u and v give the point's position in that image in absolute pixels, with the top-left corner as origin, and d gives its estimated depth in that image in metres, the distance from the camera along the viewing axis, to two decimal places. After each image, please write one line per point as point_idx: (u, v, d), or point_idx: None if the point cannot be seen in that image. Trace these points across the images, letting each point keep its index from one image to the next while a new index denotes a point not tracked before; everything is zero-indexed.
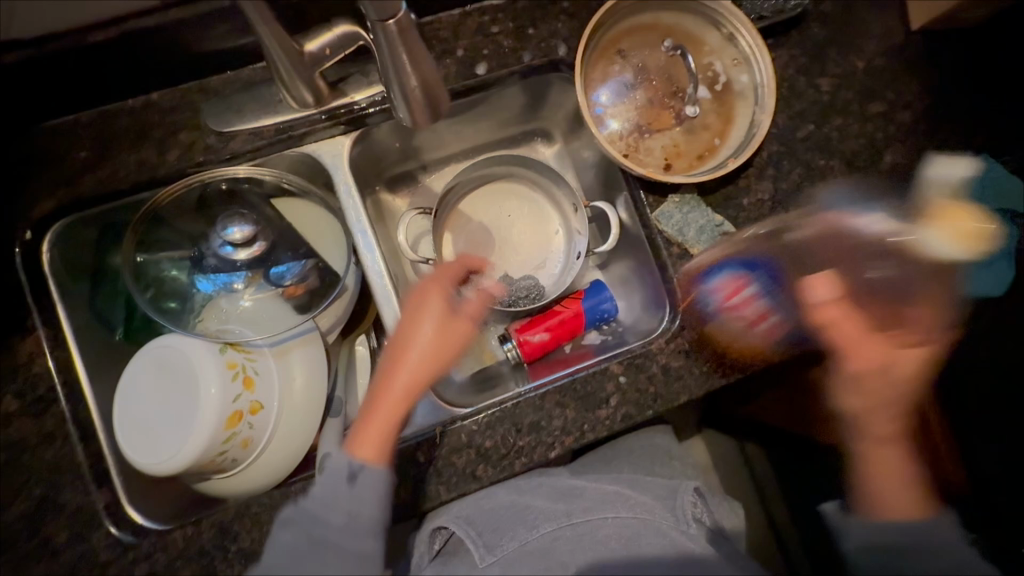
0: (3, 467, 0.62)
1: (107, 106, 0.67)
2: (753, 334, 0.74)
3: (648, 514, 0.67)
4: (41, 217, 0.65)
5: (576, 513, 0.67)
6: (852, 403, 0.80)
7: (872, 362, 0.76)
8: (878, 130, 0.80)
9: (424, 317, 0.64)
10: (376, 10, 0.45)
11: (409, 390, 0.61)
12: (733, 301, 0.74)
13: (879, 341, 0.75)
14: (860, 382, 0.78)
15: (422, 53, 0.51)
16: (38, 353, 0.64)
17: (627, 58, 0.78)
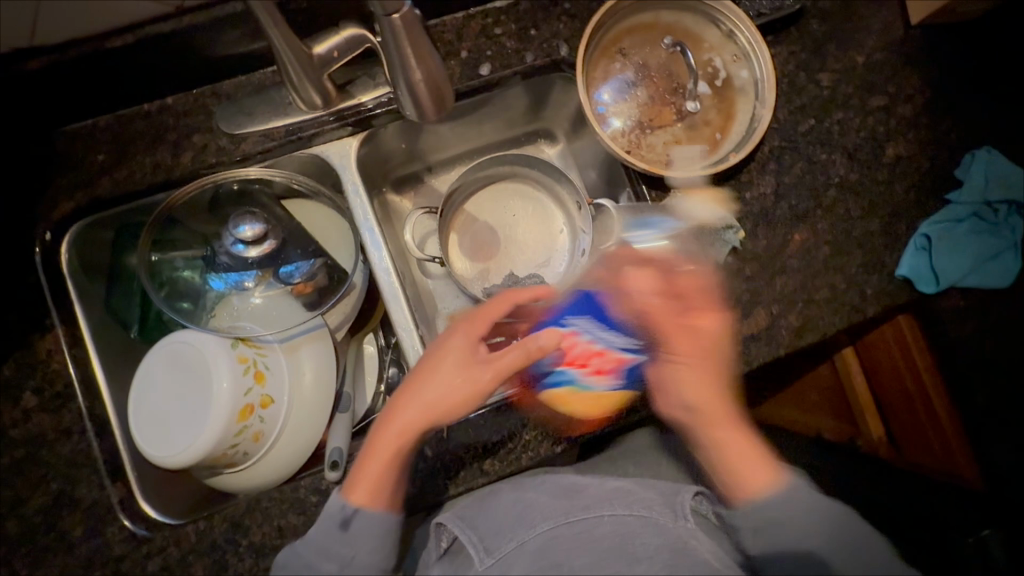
0: (21, 462, 0.63)
1: (124, 111, 0.69)
2: (587, 387, 0.69)
3: (653, 512, 0.56)
4: (60, 218, 0.67)
5: (574, 512, 0.58)
6: (686, 396, 0.65)
7: (695, 354, 0.65)
8: (880, 124, 0.81)
9: (439, 362, 0.61)
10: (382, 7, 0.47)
11: (401, 438, 0.59)
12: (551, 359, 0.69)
13: (684, 326, 0.66)
14: (692, 377, 0.65)
15: (426, 50, 0.53)
16: (56, 350, 0.65)
17: (628, 57, 0.80)
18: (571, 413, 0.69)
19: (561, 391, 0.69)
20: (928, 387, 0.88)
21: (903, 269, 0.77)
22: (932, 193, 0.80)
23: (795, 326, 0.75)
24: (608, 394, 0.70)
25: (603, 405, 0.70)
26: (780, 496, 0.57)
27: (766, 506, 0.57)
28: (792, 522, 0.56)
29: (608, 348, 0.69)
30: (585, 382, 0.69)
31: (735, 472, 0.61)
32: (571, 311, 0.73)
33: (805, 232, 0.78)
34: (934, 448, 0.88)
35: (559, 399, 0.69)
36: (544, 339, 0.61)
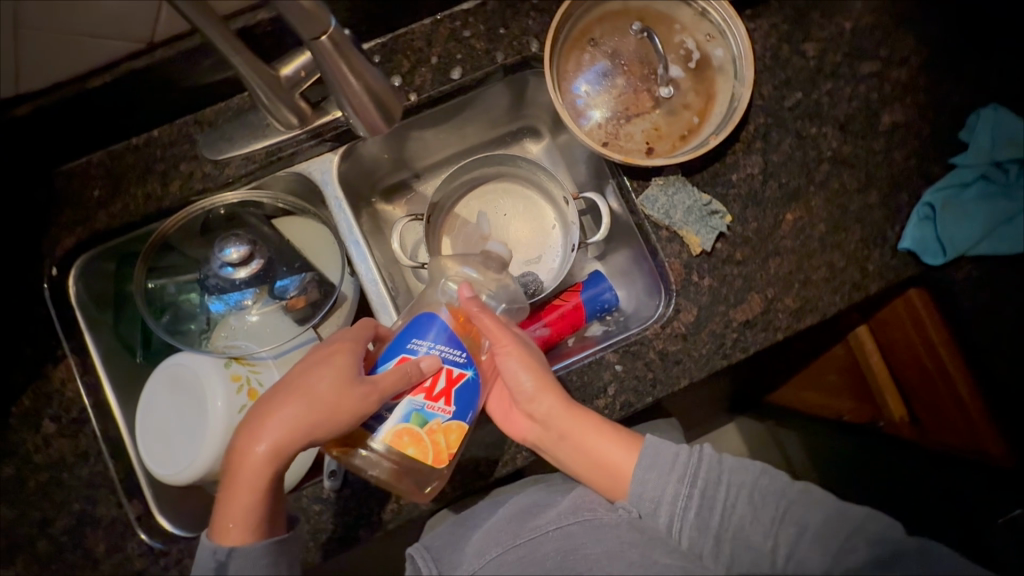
0: (45, 486, 0.67)
1: (115, 147, 0.72)
2: (436, 419, 0.58)
3: (597, 516, 0.60)
4: (65, 254, 0.71)
5: (523, 530, 0.62)
6: (517, 394, 0.64)
7: (519, 353, 0.65)
8: (872, 91, 0.78)
9: (313, 381, 0.58)
10: (306, 32, 0.48)
11: (269, 464, 0.57)
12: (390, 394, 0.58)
13: (497, 330, 0.65)
14: (527, 371, 0.65)
15: (358, 62, 0.53)
16: (69, 378, 0.69)
17: (599, 46, 0.78)
18: (422, 454, 0.58)
19: (403, 426, 0.58)
20: (944, 361, 0.81)
21: (907, 242, 0.74)
22: (934, 158, 0.76)
23: (793, 309, 0.73)
24: (452, 426, 0.59)
25: (452, 439, 0.59)
26: (644, 471, 0.59)
27: (641, 490, 0.58)
28: (662, 497, 0.58)
29: (450, 370, 0.59)
30: (427, 414, 0.58)
31: (596, 468, 0.63)
32: (412, 333, 0.60)
33: (799, 210, 0.75)
34: (958, 424, 0.81)
35: (403, 437, 0.58)
36: (426, 363, 0.58)
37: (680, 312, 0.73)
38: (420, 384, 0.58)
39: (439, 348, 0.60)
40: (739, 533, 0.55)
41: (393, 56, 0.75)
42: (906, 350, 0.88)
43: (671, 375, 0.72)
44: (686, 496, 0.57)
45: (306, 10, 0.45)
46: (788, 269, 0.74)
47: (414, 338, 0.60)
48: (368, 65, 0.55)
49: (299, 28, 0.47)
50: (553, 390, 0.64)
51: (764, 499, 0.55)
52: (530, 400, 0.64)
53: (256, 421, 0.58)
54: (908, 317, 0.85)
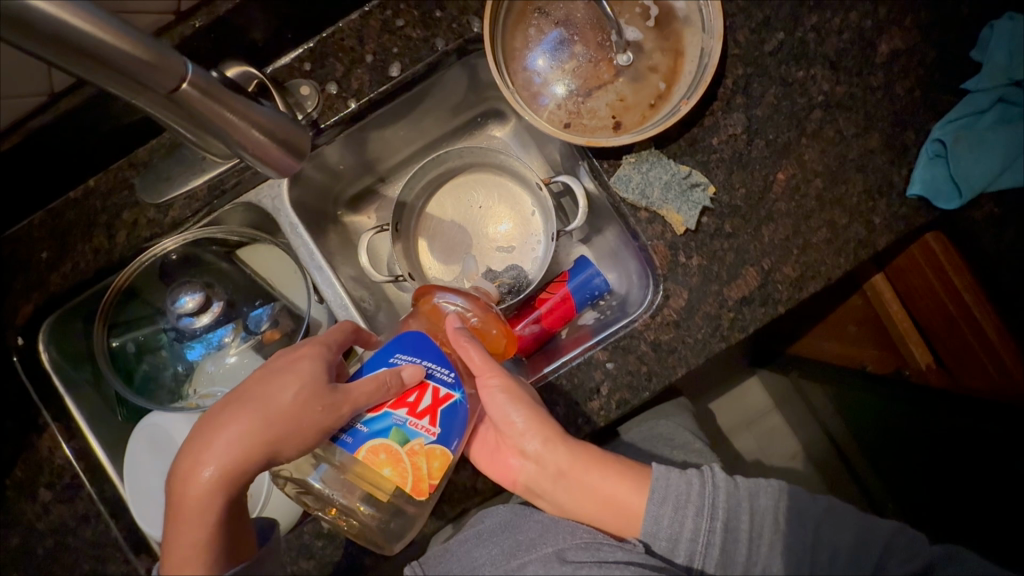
0: (52, 550, 0.68)
1: (53, 204, 0.69)
2: (421, 438, 0.53)
3: (597, 537, 0.59)
4: (27, 321, 0.68)
5: (518, 551, 0.59)
6: (510, 430, 0.60)
7: (504, 385, 0.60)
8: (866, 17, 0.68)
9: (275, 390, 0.55)
10: (163, 89, 0.43)
11: (221, 488, 0.54)
12: (372, 404, 0.54)
13: (480, 361, 0.59)
14: (515, 405, 0.60)
15: (232, 100, 0.49)
16: (56, 446, 0.68)
17: (548, 16, 0.71)
18: (400, 478, 0.52)
19: (381, 442, 0.53)
20: (969, 306, 0.74)
21: (915, 187, 0.66)
22: (942, 87, 0.67)
23: (793, 278, 0.67)
24: (437, 451, 0.53)
25: (434, 467, 0.53)
26: (658, 507, 0.58)
27: (655, 527, 0.58)
28: (683, 534, 0.58)
29: (437, 388, 0.55)
30: (409, 431, 0.53)
31: (604, 506, 0.60)
32: (401, 348, 0.57)
33: (790, 167, 0.67)
34: (990, 372, 0.74)
35: (380, 455, 0.53)
36: (408, 373, 0.55)
37: (669, 298, 0.67)
38: (402, 399, 0.54)
39: (427, 364, 0.56)
40: (769, 565, 0.56)
41: (325, 60, 0.68)
42: (928, 297, 0.80)
43: (666, 366, 0.67)
44: (708, 531, 0.57)
45: (150, 63, 0.40)
46: (784, 236, 0.67)
47: (405, 352, 0.57)
48: (247, 103, 0.52)
49: (153, 85, 0.42)
50: (542, 430, 0.60)
51: (791, 523, 0.58)
52: (520, 436, 0.60)
53: (206, 440, 0.55)
54: (928, 264, 0.77)
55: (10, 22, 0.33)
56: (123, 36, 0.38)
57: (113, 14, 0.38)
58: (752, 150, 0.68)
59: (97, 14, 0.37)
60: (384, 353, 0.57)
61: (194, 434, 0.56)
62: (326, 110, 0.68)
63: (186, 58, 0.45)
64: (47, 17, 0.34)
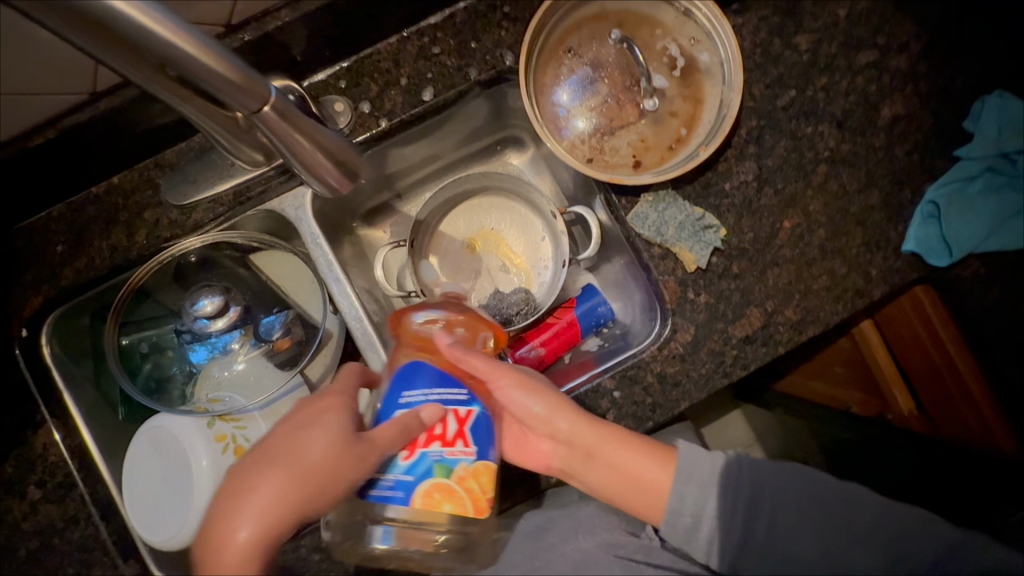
0: (37, 552, 0.66)
1: (71, 199, 0.68)
2: (467, 463, 0.53)
3: (615, 538, 0.64)
4: (33, 314, 0.67)
5: (540, 553, 0.62)
6: (532, 417, 0.62)
7: (515, 380, 0.61)
8: (871, 82, 0.73)
9: (304, 445, 0.52)
10: (246, 108, 0.46)
11: (255, 553, 0.48)
12: (407, 446, 0.52)
13: (484, 366, 0.59)
14: (533, 394, 0.62)
15: (305, 126, 0.52)
16: (51, 443, 0.67)
17: (578, 56, 0.74)
18: (461, 508, 0.52)
19: (430, 483, 0.52)
20: (952, 357, 0.78)
21: (910, 243, 0.70)
22: (938, 152, 0.72)
23: (794, 321, 0.70)
24: (481, 467, 0.53)
25: (484, 482, 0.53)
26: (683, 485, 0.60)
27: (678, 504, 0.60)
28: (705, 510, 0.60)
29: (456, 410, 0.54)
30: (451, 461, 0.52)
31: (631, 483, 0.62)
32: (403, 387, 0.55)
33: (796, 217, 0.71)
34: (968, 422, 0.77)
35: (434, 495, 0.52)
36: (427, 413, 0.53)
37: (676, 332, 0.70)
38: (430, 434, 0.53)
39: (436, 394, 0.54)
40: (784, 542, 0.59)
41: (359, 80, 0.71)
42: (914, 347, 0.84)
43: (670, 399, 0.69)
44: (731, 509, 0.60)
45: (236, 83, 0.42)
46: (787, 280, 0.71)
47: (414, 391, 0.55)
48: (316, 126, 0.54)
49: (238, 105, 0.45)
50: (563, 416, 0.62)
51: (785, 549, 0.59)
52: (546, 424, 0.62)
53: (234, 502, 0.49)
54: (915, 314, 0.80)
55: (112, 40, 0.36)
56: (220, 59, 0.40)
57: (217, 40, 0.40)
58: (761, 198, 0.71)
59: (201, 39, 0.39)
60: (393, 390, 0.55)
61: (218, 498, 0.50)
62: (357, 128, 0.70)
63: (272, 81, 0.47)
64: (158, 39, 0.36)
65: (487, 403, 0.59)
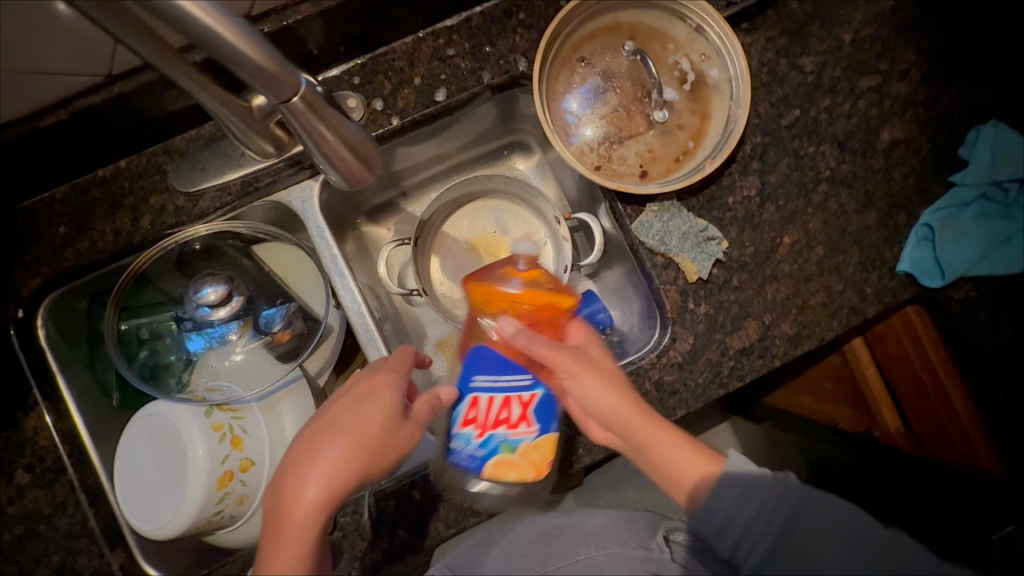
0: (21, 537, 0.64)
1: (77, 180, 0.68)
2: (529, 441, 0.59)
3: (628, 549, 0.60)
4: (31, 295, 0.66)
5: (550, 559, 0.60)
6: (600, 410, 0.60)
7: (579, 370, 0.60)
8: (872, 106, 0.75)
9: (361, 418, 0.55)
10: (276, 96, 0.46)
11: (321, 512, 0.52)
12: (478, 424, 0.59)
13: (551, 352, 0.59)
14: (592, 386, 0.60)
15: (330, 116, 0.52)
16: (42, 426, 0.66)
17: (590, 65, 0.75)
18: (524, 476, 0.60)
19: (497, 459, 0.59)
20: (941, 377, 0.81)
21: (905, 264, 0.72)
22: (934, 177, 0.74)
23: (790, 335, 0.71)
24: (542, 442, 0.60)
25: (545, 454, 0.60)
26: (723, 489, 0.58)
27: (714, 504, 0.58)
28: (739, 516, 0.58)
29: (520, 395, 0.60)
30: (515, 440, 0.59)
31: (667, 481, 0.61)
32: (474, 371, 0.61)
33: (795, 233, 0.73)
34: (954, 442, 0.80)
35: (502, 468, 0.59)
36: (443, 393, 0.62)
37: (675, 341, 0.71)
38: (496, 417, 0.59)
39: (500, 379, 0.60)
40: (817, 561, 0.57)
41: (373, 78, 0.71)
42: (903, 365, 0.86)
43: (667, 407, 0.70)
44: (768, 521, 0.58)
45: (269, 72, 0.42)
46: (785, 294, 0.72)
47: (482, 374, 0.61)
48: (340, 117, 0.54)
49: (270, 93, 0.45)
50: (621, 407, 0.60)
51: (787, 561, 0.57)
52: (603, 416, 0.60)
53: (302, 466, 0.53)
54: (907, 335, 0.83)
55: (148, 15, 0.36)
56: (257, 47, 0.40)
57: (255, 29, 0.41)
58: (763, 212, 0.73)
59: (217, 10, 0.37)
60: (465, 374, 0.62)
61: (288, 459, 0.54)
62: (369, 124, 0.71)
63: (301, 71, 0.47)
64: (199, 24, 0.37)
65: (551, 384, 0.61)
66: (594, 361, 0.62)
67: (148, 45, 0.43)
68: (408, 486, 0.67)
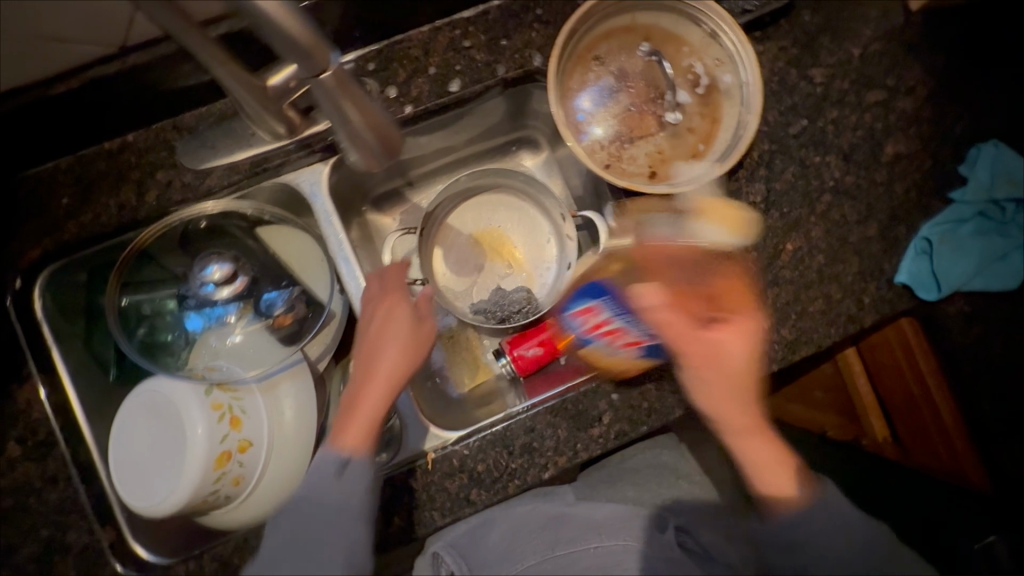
0: (10, 510, 0.64)
1: (83, 152, 0.67)
2: (619, 357, 0.69)
3: (635, 544, 0.65)
4: (30, 265, 0.66)
5: (559, 544, 0.67)
6: (705, 403, 0.63)
7: (710, 364, 0.61)
8: (877, 120, 0.77)
9: (393, 324, 0.66)
10: (306, 69, 0.46)
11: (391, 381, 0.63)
12: (589, 323, 0.71)
13: (690, 332, 0.62)
14: (707, 377, 0.62)
15: (355, 93, 0.51)
16: (36, 399, 0.65)
17: (605, 64, 0.76)
18: (607, 374, 0.70)
19: (592, 354, 0.71)
20: (931, 389, 0.82)
21: (902, 275, 0.73)
22: (934, 192, 0.76)
23: (789, 340, 0.72)
24: (641, 363, 0.69)
25: (636, 372, 0.70)
26: (819, 516, 0.58)
27: (806, 522, 0.57)
28: (824, 542, 0.57)
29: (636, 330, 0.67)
30: (612, 349, 0.69)
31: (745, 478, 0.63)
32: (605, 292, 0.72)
33: (798, 240, 0.74)
34: (940, 453, 0.82)
35: (595, 362, 0.71)
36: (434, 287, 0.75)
37: None
38: (608, 328, 0.69)
39: (622, 313, 0.68)
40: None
41: (388, 65, 0.71)
42: (895, 375, 0.87)
43: (666, 406, 0.70)
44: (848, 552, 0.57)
45: (303, 46, 0.42)
46: (786, 300, 0.73)
47: (613, 298, 0.70)
48: (366, 98, 0.53)
49: (303, 67, 0.45)
50: (736, 405, 0.61)
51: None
52: (712, 406, 0.62)
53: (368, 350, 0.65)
54: (899, 344, 0.83)
55: None
56: (295, 18, 0.40)
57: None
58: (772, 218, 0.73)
59: None
60: (601, 288, 0.72)
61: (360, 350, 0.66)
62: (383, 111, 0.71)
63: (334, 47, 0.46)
64: None
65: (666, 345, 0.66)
66: (737, 367, 0.62)
67: (166, 13, 0.42)
68: (403, 475, 0.67)
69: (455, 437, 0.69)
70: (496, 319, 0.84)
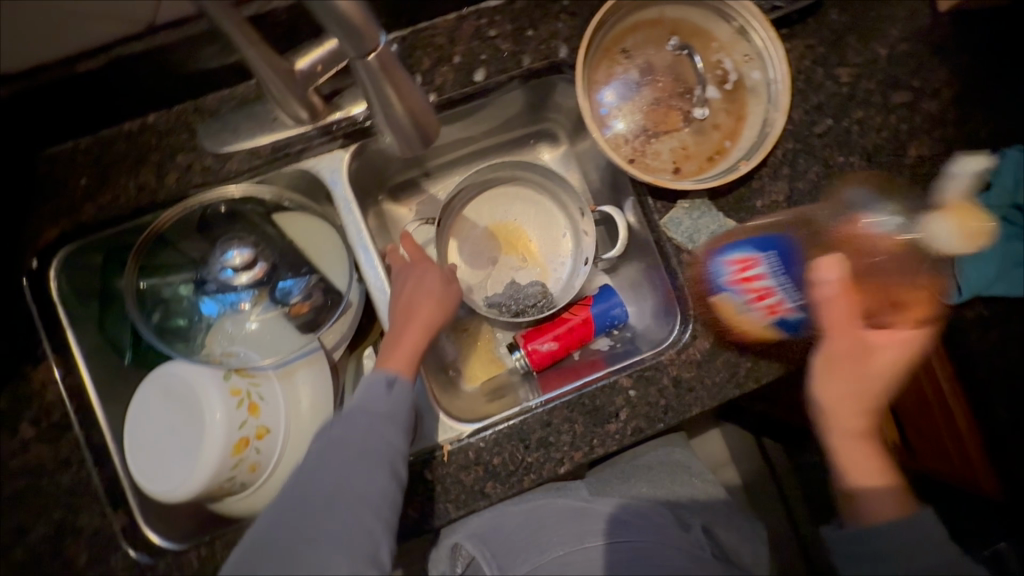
0: (23, 491, 0.63)
1: (102, 132, 0.66)
2: (752, 317, 0.66)
3: (668, 540, 0.64)
4: (47, 245, 0.65)
5: (588, 536, 0.65)
6: (824, 394, 0.64)
7: (850, 360, 0.61)
8: (903, 121, 0.76)
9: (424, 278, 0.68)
10: (355, 49, 0.46)
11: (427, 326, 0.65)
12: (737, 273, 0.64)
13: (857, 329, 0.61)
14: (837, 369, 0.63)
15: (400, 77, 0.51)
16: (50, 381, 0.64)
17: (631, 58, 0.76)
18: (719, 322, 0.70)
19: (721, 303, 0.67)
20: (946, 394, 0.81)
21: None
22: None
23: None
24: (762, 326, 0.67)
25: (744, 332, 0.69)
26: (905, 529, 0.60)
27: (896, 534, 0.60)
28: (895, 549, 0.60)
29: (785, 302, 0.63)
30: (743, 306, 0.65)
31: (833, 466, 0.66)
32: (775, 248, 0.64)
33: None
34: (953, 460, 0.80)
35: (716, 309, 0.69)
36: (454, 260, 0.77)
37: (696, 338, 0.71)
38: (759, 286, 0.64)
39: (787, 282, 0.62)
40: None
41: (413, 52, 0.71)
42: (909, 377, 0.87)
43: (683, 403, 0.70)
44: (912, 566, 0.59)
45: (352, 21, 0.42)
46: None
47: (776, 257, 0.63)
48: (409, 83, 0.52)
49: (347, 45, 0.45)
50: (856, 403, 0.63)
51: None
52: (832, 397, 0.64)
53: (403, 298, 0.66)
54: None
55: None
56: None
57: None
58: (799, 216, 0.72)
59: None
60: (765, 241, 0.64)
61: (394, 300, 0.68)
62: None
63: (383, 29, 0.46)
64: None
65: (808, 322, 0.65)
66: (877, 372, 0.62)
67: None
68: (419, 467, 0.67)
69: (471, 429, 0.69)
70: (509, 312, 0.83)
